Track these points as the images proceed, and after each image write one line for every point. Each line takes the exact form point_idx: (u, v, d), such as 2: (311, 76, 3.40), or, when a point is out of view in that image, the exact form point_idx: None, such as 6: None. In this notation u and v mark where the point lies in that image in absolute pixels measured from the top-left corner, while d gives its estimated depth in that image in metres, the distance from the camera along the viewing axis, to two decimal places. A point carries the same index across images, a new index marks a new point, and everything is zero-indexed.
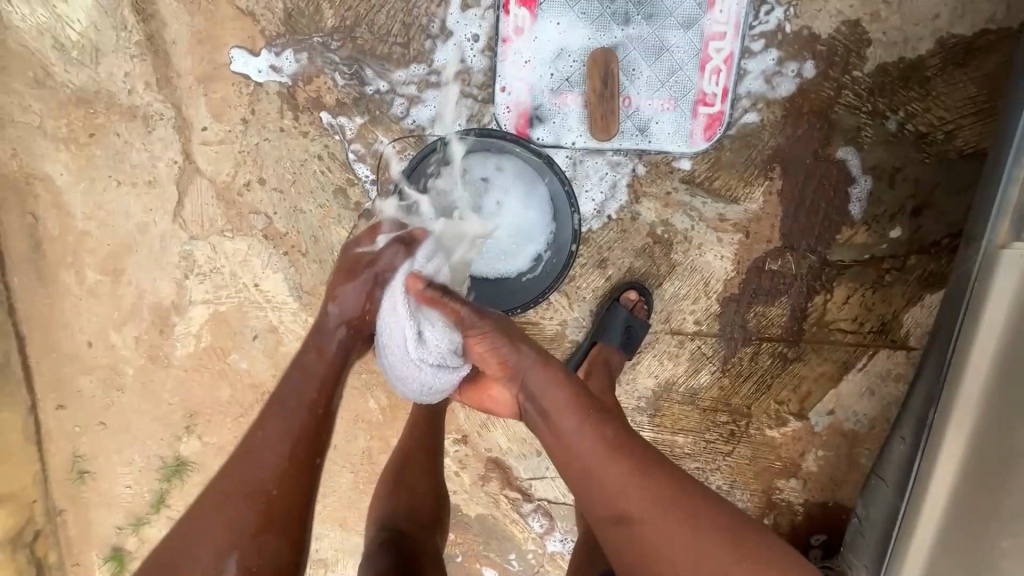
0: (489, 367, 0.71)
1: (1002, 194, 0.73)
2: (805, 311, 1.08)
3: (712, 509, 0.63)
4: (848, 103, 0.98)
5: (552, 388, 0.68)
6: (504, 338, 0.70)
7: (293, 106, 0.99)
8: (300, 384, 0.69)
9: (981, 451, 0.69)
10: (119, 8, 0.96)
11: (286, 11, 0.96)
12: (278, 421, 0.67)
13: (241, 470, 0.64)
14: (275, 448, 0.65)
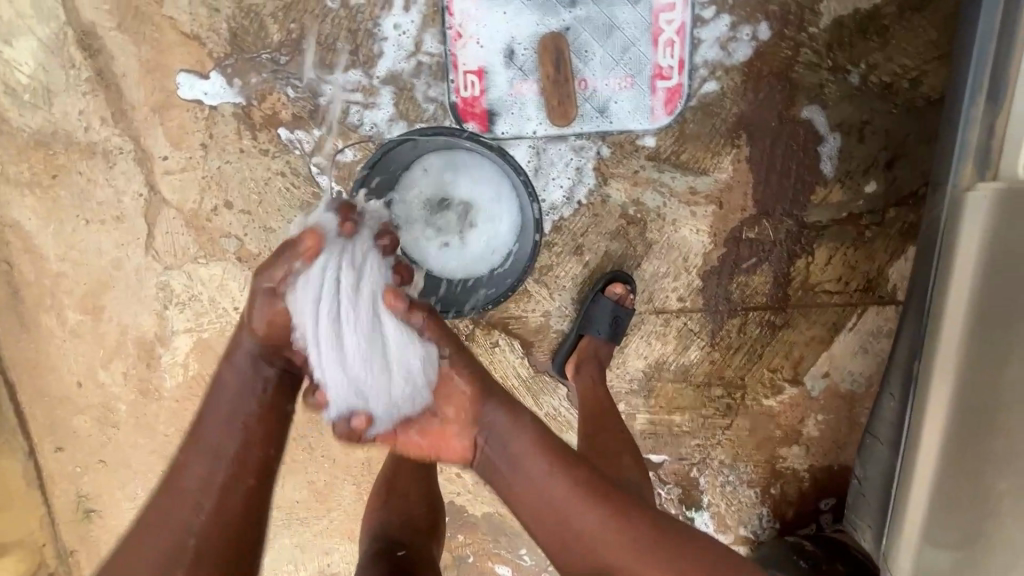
0: (451, 413, 0.66)
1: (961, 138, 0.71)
2: (788, 276, 1.06)
3: (685, 541, 0.65)
4: (808, 61, 0.96)
5: (516, 435, 0.65)
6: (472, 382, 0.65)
7: (250, 126, 0.98)
8: (225, 411, 0.65)
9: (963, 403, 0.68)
10: (65, 47, 0.96)
11: (230, 31, 0.95)
12: (203, 455, 0.64)
13: (174, 501, 0.63)
14: (204, 484, 0.63)
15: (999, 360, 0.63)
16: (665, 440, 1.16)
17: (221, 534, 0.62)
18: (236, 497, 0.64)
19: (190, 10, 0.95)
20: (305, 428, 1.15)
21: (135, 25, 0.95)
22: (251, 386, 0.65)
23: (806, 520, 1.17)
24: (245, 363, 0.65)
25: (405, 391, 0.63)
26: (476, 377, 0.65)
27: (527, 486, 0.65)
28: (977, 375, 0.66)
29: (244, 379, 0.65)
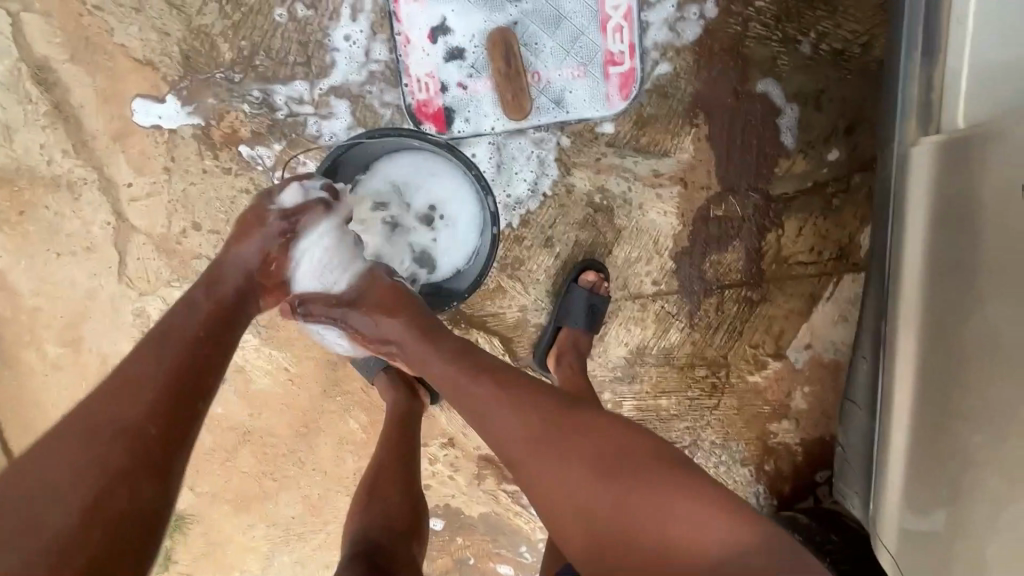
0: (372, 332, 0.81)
1: (902, 96, 0.72)
2: (760, 251, 1.06)
3: (588, 427, 0.64)
4: (757, 35, 0.97)
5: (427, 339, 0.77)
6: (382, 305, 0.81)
7: (210, 146, 0.99)
8: (186, 321, 0.70)
9: (929, 357, 0.68)
10: (20, 83, 0.97)
11: (182, 53, 0.96)
12: (151, 353, 0.65)
13: (108, 400, 0.60)
14: (146, 380, 0.62)
15: (959, 321, 0.64)
16: (654, 425, 1.16)
17: (155, 431, 0.60)
18: (177, 396, 0.63)
19: (140, 36, 0.95)
20: (294, 443, 1.15)
21: (88, 56, 0.96)
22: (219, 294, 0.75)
23: (803, 494, 1.16)
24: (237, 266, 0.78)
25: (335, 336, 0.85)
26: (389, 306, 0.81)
27: (451, 383, 0.73)
28: (938, 333, 0.67)
29: (217, 290, 0.75)
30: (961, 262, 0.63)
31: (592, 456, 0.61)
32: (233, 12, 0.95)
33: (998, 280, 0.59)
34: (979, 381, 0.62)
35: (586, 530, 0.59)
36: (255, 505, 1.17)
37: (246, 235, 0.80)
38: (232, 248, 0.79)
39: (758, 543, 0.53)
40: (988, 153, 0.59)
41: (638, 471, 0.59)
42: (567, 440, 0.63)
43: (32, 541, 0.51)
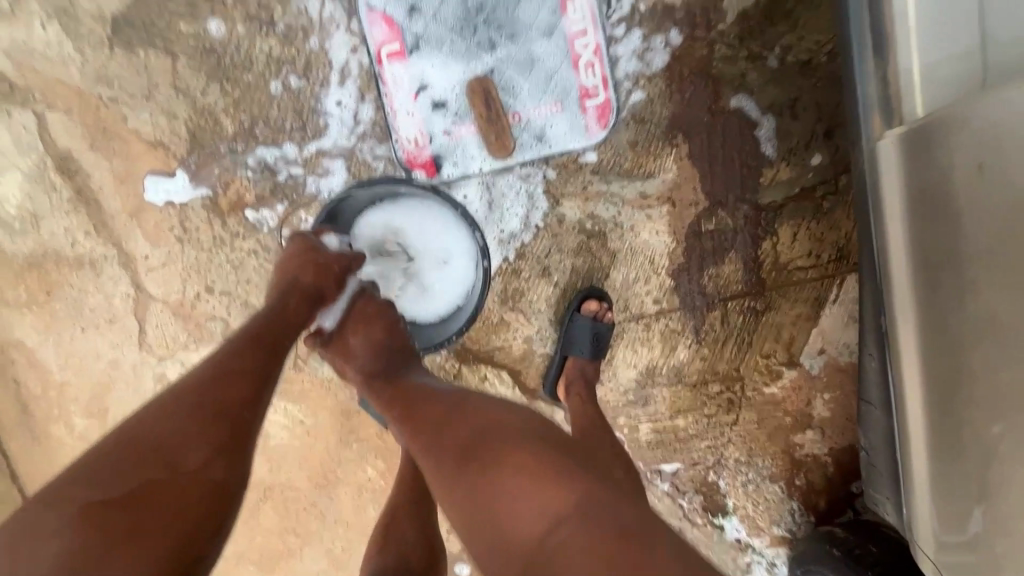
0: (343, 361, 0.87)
1: (862, 94, 0.73)
2: (757, 260, 1.07)
3: (468, 419, 0.69)
4: (724, 55, 1.00)
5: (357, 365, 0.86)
6: (354, 334, 0.88)
7: (219, 214, 1.06)
8: (265, 329, 0.76)
9: (932, 347, 0.67)
10: (44, 175, 1.04)
11: (188, 132, 1.03)
12: (236, 353, 0.71)
13: (207, 380, 0.66)
14: (234, 373, 0.68)
15: (955, 310, 0.64)
16: (674, 447, 1.14)
17: (246, 418, 0.65)
18: (260, 389, 0.69)
19: (149, 120, 1.03)
20: (314, 495, 1.15)
21: (105, 143, 1.04)
22: (289, 309, 0.81)
23: (841, 507, 1.12)
24: (308, 288, 0.84)
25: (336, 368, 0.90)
26: (366, 336, 0.87)
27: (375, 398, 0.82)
28: (941, 327, 0.65)
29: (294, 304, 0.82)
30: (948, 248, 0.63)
31: (457, 445, 0.67)
32: (232, 90, 1.01)
33: (997, 256, 0.60)
34: (1001, 361, 0.61)
35: (458, 520, 0.63)
36: (280, 561, 1.17)
37: (303, 257, 0.87)
38: (301, 271, 0.85)
39: (578, 508, 0.56)
40: (952, 141, 0.61)
41: (489, 452, 0.64)
42: (442, 435, 0.69)
43: (137, 501, 0.55)
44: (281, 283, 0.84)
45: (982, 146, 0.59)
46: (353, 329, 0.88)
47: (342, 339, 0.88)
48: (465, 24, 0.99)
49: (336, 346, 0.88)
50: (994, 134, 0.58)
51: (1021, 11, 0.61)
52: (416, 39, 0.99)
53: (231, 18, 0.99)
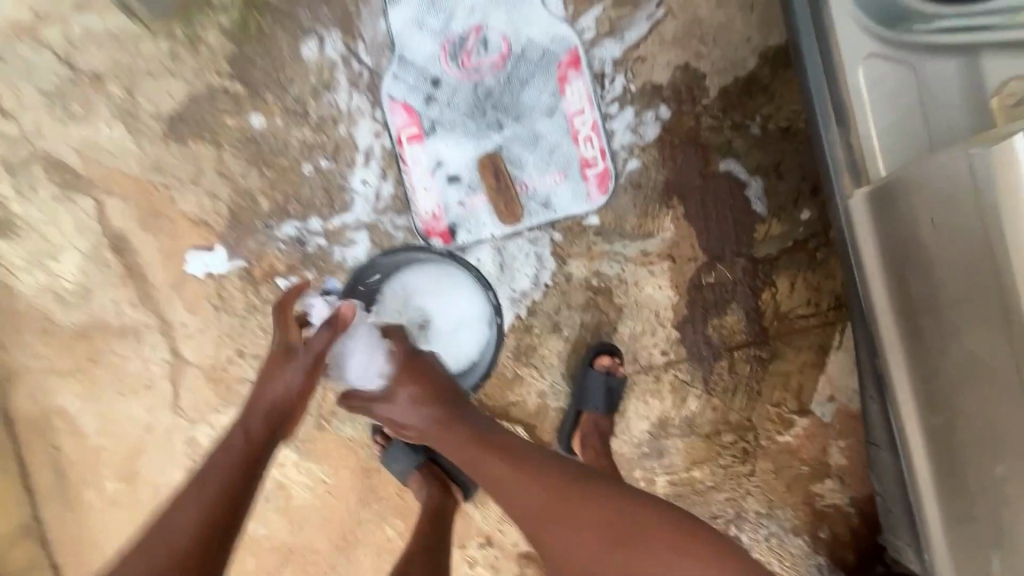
0: (413, 415, 0.88)
1: (830, 157, 0.79)
2: (759, 311, 1.12)
3: (597, 494, 0.75)
4: (710, 126, 1.10)
5: (439, 425, 0.87)
6: (422, 391, 0.88)
7: (253, 283, 1.15)
8: (220, 463, 0.77)
9: (927, 385, 0.71)
10: (99, 253, 1.15)
11: (229, 210, 1.15)
12: (193, 495, 0.72)
13: (156, 536, 0.68)
14: (181, 525, 0.68)
15: (940, 350, 0.68)
16: (691, 499, 1.14)
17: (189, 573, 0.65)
18: (207, 535, 0.69)
19: (195, 201, 1.14)
20: (334, 557, 1.16)
21: (155, 222, 1.15)
22: (251, 431, 0.82)
23: (869, 562, 1.11)
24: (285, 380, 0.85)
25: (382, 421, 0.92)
26: (429, 395, 0.88)
27: (469, 459, 0.83)
28: (933, 366, 0.70)
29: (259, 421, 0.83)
30: (925, 293, 0.69)
31: (596, 520, 0.72)
32: (270, 173, 1.13)
33: (971, 301, 0.63)
34: (996, 401, 0.63)
35: None
36: None
37: (285, 355, 0.86)
38: (271, 371, 0.85)
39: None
40: (912, 199, 0.67)
41: (638, 531, 0.71)
42: (574, 506, 0.74)
43: None
44: (255, 390, 0.85)
45: (942, 201, 0.64)
46: (405, 387, 0.88)
47: (393, 397, 0.88)
48: (476, 109, 1.11)
49: (386, 404, 0.89)
50: (952, 188, 0.62)
51: (952, 88, 0.72)
52: (433, 123, 1.12)
53: (271, 111, 1.12)
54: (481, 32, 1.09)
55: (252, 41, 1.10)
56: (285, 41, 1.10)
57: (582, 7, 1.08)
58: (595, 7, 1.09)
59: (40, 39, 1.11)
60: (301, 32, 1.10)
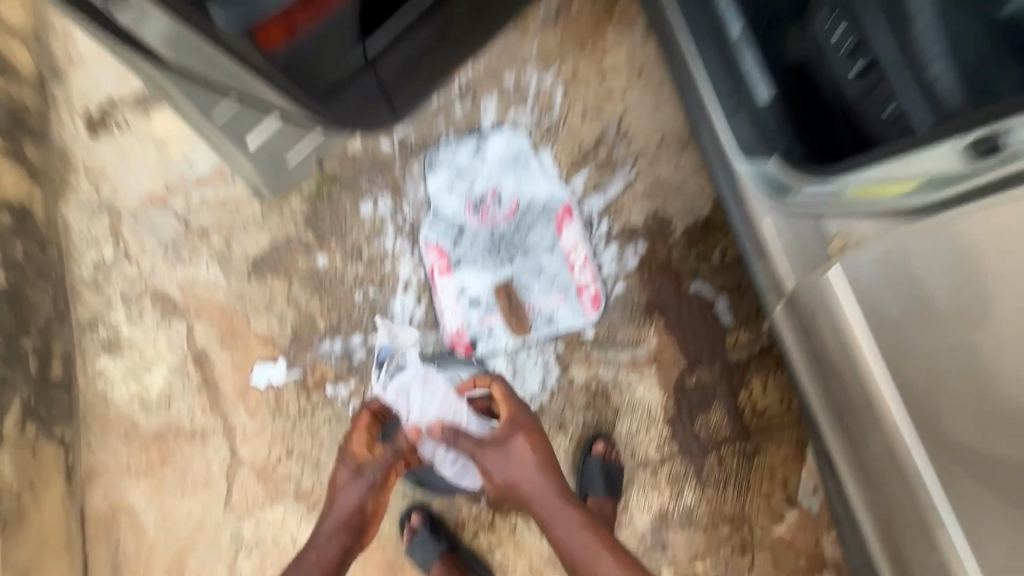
0: (527, 470, 1.04)
1: (759, 279, 1.02)
2: (739, 409, 1.28)
3: None
4: (680, 256, 1.37)
5: (549, 487, 1.03)
6: (535, 456, 1.06)
7: (306, 390, 1.37)
8: (313, 563, 1.05)
9: (860, 461, 0.93)
10: (183, 366, 1.40)
11: (292, 330, 1.41)
12: None
13: None
14: None
15: (861, 435, 0.91)
16: None
17: None
18: None
19: (265, 323, 1.41)
20: None
21: (232, 340, 1.41)
22: (334, 539, 1.06)
23: None
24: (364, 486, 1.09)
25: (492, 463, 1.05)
26: (543, 457, 1.06)
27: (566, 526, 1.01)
28: (860, 452, 0.92)
29: (342, 527, 1.07)
30: (842, 396, 0.92)
31: None
32: (328, 299, 1.41)
33: (874, 407, 0.86)
34: (905, 481, 0.85)
35: None
36: None
37: (354, 478, 1.10)
38: (348, 484, 1.10)
39: None
40: (816, 322, 0.92)
41: None
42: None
43: None
44: (337, 496, 1.09)
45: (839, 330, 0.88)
46: (525, 447, 1.06)
47: (513, 452, 1.05)
48: (492, 248, 1.41)
49: (502, 456, 1.05)
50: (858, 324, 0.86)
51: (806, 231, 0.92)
52: (458, 259, 1.41)
53: (333, 252, 1.42)
54: (496, 192, 1.43)
55: (323, 201, 1.43)
56: (348, 201, 1.43)
57: (574, 171, 1.43)
58: (582, 171, 1.43)
59: (167, 205, 1.44)
60: (360, 194, 1.43)
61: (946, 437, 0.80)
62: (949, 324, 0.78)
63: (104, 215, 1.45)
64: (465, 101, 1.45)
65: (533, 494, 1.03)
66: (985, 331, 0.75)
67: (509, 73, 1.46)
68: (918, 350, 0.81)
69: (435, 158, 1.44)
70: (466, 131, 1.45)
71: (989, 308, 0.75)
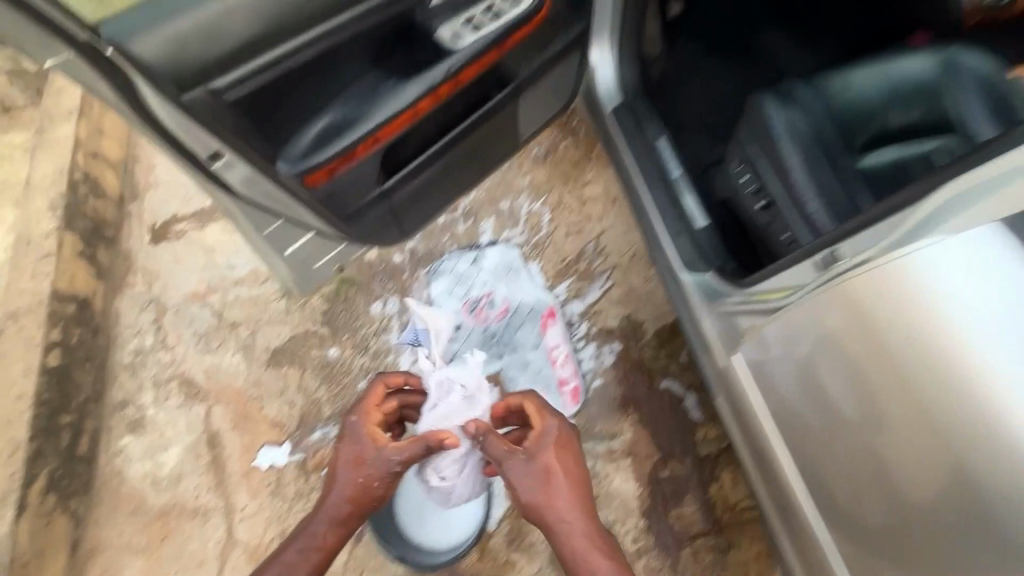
0: (555, 490, 1.01)
1: (703, 369, 1.17)
2: (711, 502, 1.37)
3: None
4: (651, 355, 1.54)
5: (574, 507, 1.01)
6: (565, 476, 1.03)
7: (305, 472, 1.49)
8: (309, 542, 1.03)
9: (787, 517, 1.06)
10: (196, 446, 1.52)
11: (300, 415, 1.55)
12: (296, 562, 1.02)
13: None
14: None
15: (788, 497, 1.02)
16: None
17: None
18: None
19: (275, 408, 1.56)
20: None
21: (243, 423, 1.54)
22: (333, 523, 1.03)
23: None
24: (370, 475, 1.01)
25: (523, 480, 1.01)
26: (574, 478, 1.03)
27: (583, 547, 0.99)
28: (787, 511, 1.05)
29: (341, 514, 1.02)
30: (772, 469, 1.04)
31: None
32: (335, 388, 1.57)
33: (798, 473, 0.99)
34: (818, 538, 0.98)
35: None
36: None
37: (359, 467, 1.02)
38: (353, 471, 1.02)
39: None
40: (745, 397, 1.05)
41: None
42: None
43: None
44: (340, 479, 1.03)
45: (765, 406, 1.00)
46: (557, 467, 1.02)
47: (543, 471, 1.02)
48: (484, 344, 1.59)
49: (530, 470, 1.02)
50: (785, 405, 0.97)
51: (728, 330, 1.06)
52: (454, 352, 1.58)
53: (344, 345, 1.61)
54: (489, 296, 1.64)
55: (340, 301, 1.65)
56: (362, 301, 1.65)
57: (557, 280, 1.65)
58: (565, 280, 1.65)
59: (206, 301, 1.67)
60: (372, 296, 1.66)
61: (854, 512, 0.90)
62: (856, 419, 0.85)
63: (150, 308, 1.66)
64: (467, 222, 1.73)
65: (556, 513, 1.00)
66: (883, 429, 0.82)
67: (506, 200, 1.75)
68: (831, 443, 0.90)
69: (440, 266, 1.68)
70: (467, 245, 1.71)
71: (883, 410, 0.81)
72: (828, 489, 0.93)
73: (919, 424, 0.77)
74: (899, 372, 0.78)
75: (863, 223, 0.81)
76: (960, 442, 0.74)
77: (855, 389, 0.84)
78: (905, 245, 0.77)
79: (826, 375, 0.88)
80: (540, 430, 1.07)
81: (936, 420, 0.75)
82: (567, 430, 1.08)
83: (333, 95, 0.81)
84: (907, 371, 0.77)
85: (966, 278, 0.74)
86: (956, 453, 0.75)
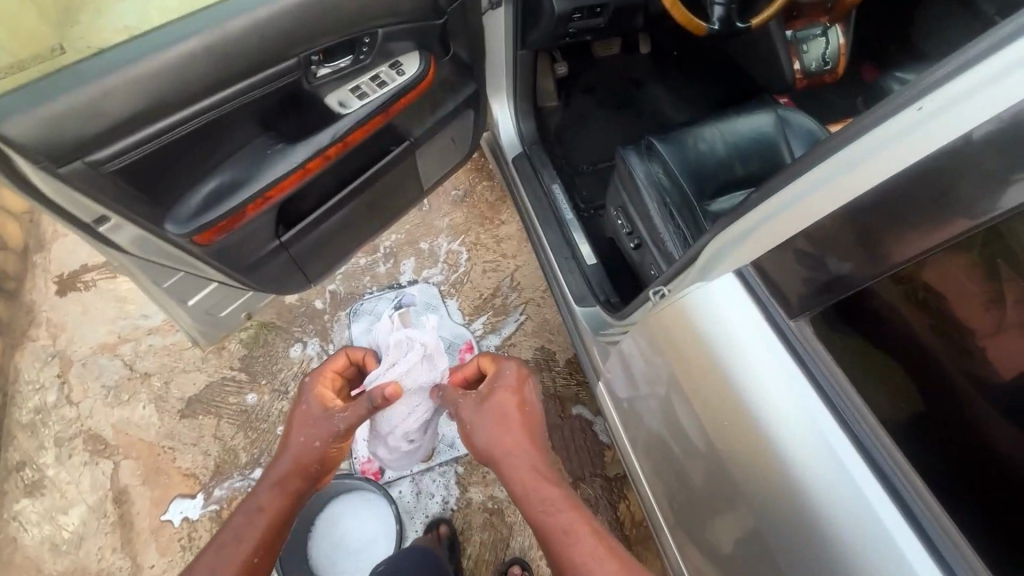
0: (510, 421, 0.96)
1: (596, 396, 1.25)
2: (619, 519, 1.47)
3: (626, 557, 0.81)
4: (563, 382, 1.63)
5: (527, 444, 0.94)
6: (518, 412, 0.98)
7: (221, 523, 1.46)
8: (257, 503, 0.87)
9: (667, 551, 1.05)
10: (102, 505, 1.47)
11: (215, 464, 1.52)
12: (243, 526, 0.84)
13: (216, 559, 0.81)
14: (239, 536, 0.83)
15: (670, 528, 1.02)
16: None
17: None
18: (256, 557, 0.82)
19: (189, 458, 1.53)
20: None
21: (155, 477, 1.50)
22: (287, 475, 0.89)
23: None
24: (320, 420, 0.92)
25: (485, 411, 0.98)
26: (531, 418, 0.99)
27: (536, 484, 0.89)
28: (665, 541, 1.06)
29: (298, 462, 0.89)
30: (655, 495, 1.06)
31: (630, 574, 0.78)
32: (252, 434, 1.56)
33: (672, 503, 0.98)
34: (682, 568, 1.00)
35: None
36: None
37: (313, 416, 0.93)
38: (303, 419, 0.93)
39: None
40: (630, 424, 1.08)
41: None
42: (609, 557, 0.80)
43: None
44: (294, 428, 0.92)
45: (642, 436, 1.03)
46: (513, 400, 0.99)
47: (494, 407, 0.98)
48: None
49: (483, 406, 0.98)
50: (656, 434, 0.97)
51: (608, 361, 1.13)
52: None
53: (263, 390, 1.61)
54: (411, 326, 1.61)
55: (259, 346, 1.66)
56: (281, 345, 1.66)
57: (474, 315, 1.73)
58: (481, 316, 1.74)
59: (116, 352, 1.63)
60: (292, 340, 1.67)
61: (711, 551, 0.87)
62: (700, 453, 0.84)
63: (55, 362, 1.61)
64: (387, 262, 1.79)
65: (512, 447, 0.93)
66: (718, 464, 0.80)
67: (425, 241, 1.83)
68: (685, 471, 0.90)
69: (360, 307, 1.73)
70: (387, 286, 1.76)
71: (718, 446, 0.79)
72: (692, 524, 0.92)
73: (746, 467, 0.74)
74: (721, 405, 0.75)
75: (689, 255, 0.85)
76: (778, 490, 0.70)
77: (699, 426, 0.82)
78: (707, 279, 0.77)
79: (676, 407, 0.88)
80: (497, 372, 1.04)
81: (756, 461, 0.72)
82: (524, 370, 1.05)
83: (222, 159, 0.87)
84: (727, 411, 0.75)
85: (744, 317, 0.72)
86: (765, 492, 0.72)
